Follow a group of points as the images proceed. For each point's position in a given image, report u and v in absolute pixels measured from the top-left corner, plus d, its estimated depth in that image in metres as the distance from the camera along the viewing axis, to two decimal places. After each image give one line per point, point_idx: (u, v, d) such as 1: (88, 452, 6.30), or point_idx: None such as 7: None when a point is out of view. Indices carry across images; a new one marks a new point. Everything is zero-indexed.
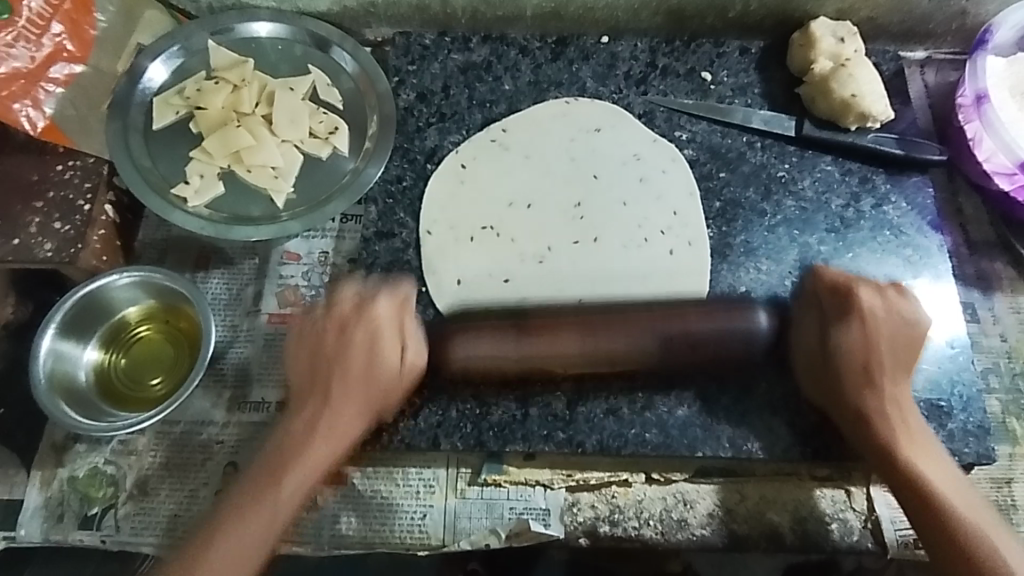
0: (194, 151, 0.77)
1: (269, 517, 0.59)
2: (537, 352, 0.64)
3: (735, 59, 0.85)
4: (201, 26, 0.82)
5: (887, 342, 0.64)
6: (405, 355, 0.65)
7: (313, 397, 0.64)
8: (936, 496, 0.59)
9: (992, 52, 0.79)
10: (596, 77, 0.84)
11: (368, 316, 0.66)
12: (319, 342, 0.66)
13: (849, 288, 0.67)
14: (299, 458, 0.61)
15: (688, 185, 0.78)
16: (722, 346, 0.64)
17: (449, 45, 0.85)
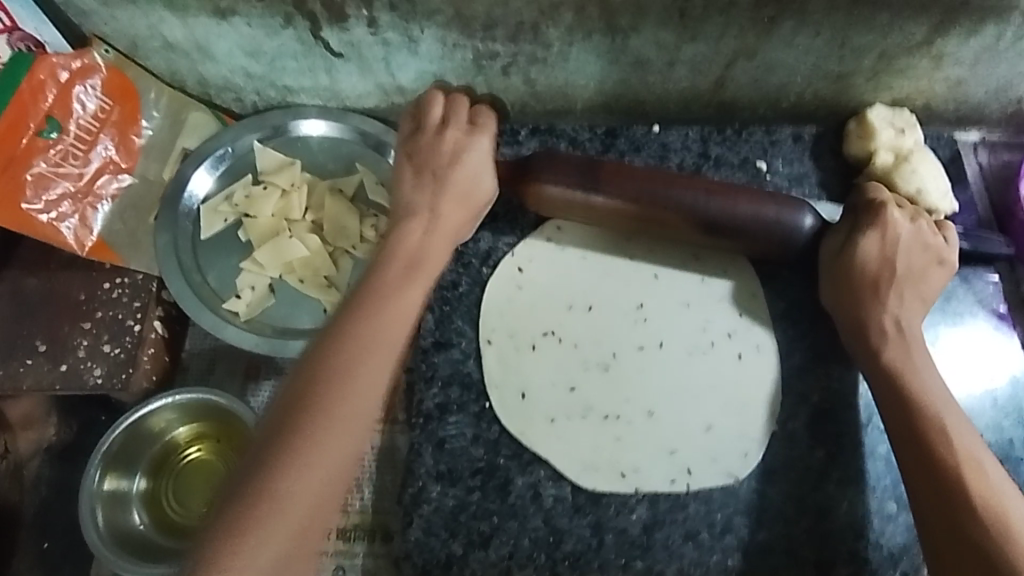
0: (245, 261, 0.75)
1: (372, 383, 0.57)
2: (604, 197, 0.67)
3: (788, 147, 0.83)
4: (247, 128, 0.80)
5: (922, 263, 0.67)
6: (485, 184, 0.70)
7: (424, 193, 0.68)
8: (935, 436, 0.59)
9: None
10: (649, 169, 0.82)
11: (469, 144, 0.69)
12: (417, 152, 0.69)
13: (883, 204, 0.67)
14: (388, 323, 0.61)
15: (751, 284, 0.74)
16: (769, 228, 0.67)
17: (496, 138, 0.83)
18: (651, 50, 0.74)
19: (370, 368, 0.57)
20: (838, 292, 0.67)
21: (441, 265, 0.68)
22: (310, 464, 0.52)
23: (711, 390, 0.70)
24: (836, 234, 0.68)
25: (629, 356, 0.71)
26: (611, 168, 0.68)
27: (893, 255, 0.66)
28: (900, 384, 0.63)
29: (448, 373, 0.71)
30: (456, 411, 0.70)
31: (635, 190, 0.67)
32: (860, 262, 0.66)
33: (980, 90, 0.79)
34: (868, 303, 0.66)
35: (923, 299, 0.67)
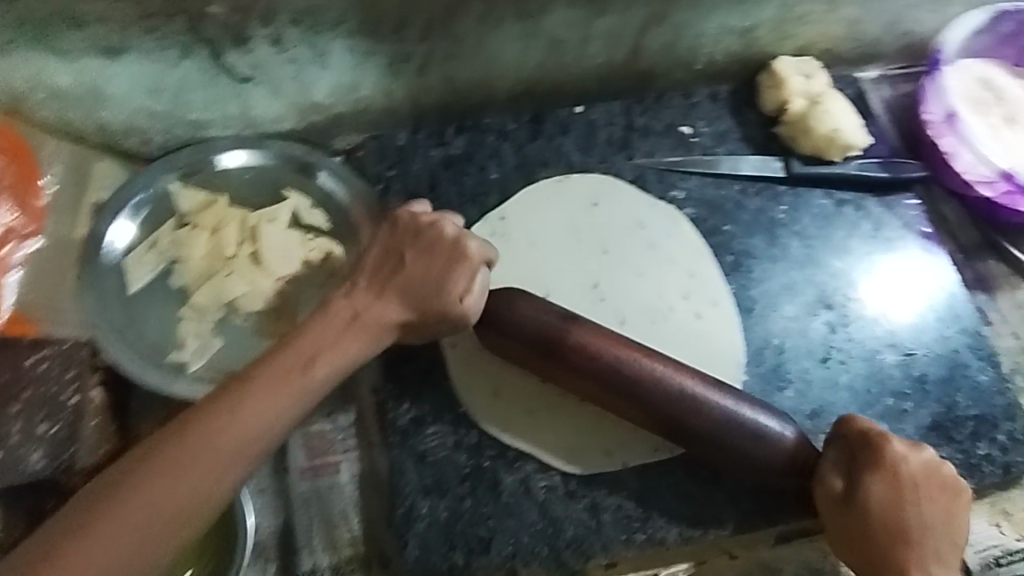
0: (184, 309, 0.71)
1: (277, 405, 0.55)
2: (556, 357, 0.63)
3: (708, 108, 0.85)
4: (160, 169, 0.75)
5: (912, 521, 0.58)
6: (468, 294, 0.63)
7: (373, 289, 0.62)
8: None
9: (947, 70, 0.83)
10: (580, 149, 0.83)
11: (459, 249, 0.64)
12: (382, 260, 0.64)
13: (882, 444, 0.60)
14: (340, 339, 0.59)
15: (697, 245, 0.77)
16: (753, 447, 0.60)
17: (424, 142, 0.82)
18: (564, 29, 0.75)
19: (280, 402, 0.55)
20: (848, 545, 0.59)
21: (422, 310, 0.62)
22: (126, 513, 0.49)
23: (676, 351, 0.72)
24: (832, 450, 0.62)
25: None
26: (579, 345, 0.63)
27: (908, 506, 0.58)
28: (896, 544, 0.57)
29: (418, 385, 0.70)
30: (433, 421, 0.68)
31: (617, 361, 0.62)
32: (864, 507, 0.58)
33: (873, 27, 0.84)
34: (858, 476, 0.59)
35: (949, 515, 0.59)
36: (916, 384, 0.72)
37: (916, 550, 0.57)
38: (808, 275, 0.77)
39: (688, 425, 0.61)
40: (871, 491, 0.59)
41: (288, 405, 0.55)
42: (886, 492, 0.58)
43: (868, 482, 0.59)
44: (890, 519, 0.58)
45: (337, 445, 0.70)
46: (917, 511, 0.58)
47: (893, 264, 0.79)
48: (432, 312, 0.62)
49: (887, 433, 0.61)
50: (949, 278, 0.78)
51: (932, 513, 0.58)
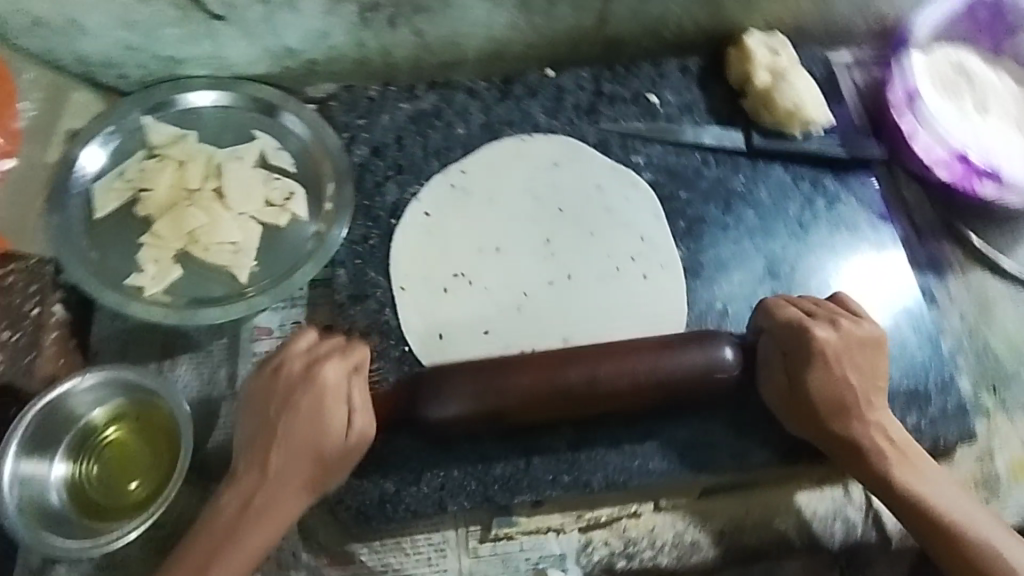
0: (146, 237, 0.74)
1: (247, 556, 0.59)
2: (500, 382, 0.62)
3: (677, 79, 0.87)
4: (135, 104, 0.78)
5: (859, 397, 0.65)
6: (349, 427, 0.62)
7: (255, 459, 0.61)
8: (870, 454, 0.64)
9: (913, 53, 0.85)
10: (547, 111, 0.85)
11: (314, 378, 0.63)
12: (267, 392, 0.63)
13: (804, 326, 0.65)
14: (249, 532, 0.59)
15: (652, 207, 0.79)
16: (694, 384, 0.63)
17: (395, 95, 0.84)
18: None
19: (255, 522, 0.59)
20: (803, 426, 0.66)
21: (319, 461, 0.61)
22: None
23: (620, 308, 0.74)
24: (766, 345, 0.67)
25: (541, 294, 0.74)
26: (502, 362, 0.63)
27: (837, 369, 0.65)
28: (865, 432, 0.64)
29: (366, 324, 0.72)
30: (377, 359, 0.70)
31: (530, 382, 0.62)
32: (802, 390, 0.65)
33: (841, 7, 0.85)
34: (793, 362, 0.65)
35: (870, 366, 0.66)
36: None
37: (863, 410, 0.65)
38: (760, 245, 0.79)
39: (603, 384, 0.62)
40: (805, 379, 0.65)
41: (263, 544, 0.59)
42: (824, 378, 0.64)
43: (789, 369, 0.65)
44: (831, 398, 0.64)
45: None
46: (848, 389, 0.65)
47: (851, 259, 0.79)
48: (330, 457, 0.61)
49: (804, 317, 0.66)
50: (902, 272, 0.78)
51: (857, 361, 0.65)
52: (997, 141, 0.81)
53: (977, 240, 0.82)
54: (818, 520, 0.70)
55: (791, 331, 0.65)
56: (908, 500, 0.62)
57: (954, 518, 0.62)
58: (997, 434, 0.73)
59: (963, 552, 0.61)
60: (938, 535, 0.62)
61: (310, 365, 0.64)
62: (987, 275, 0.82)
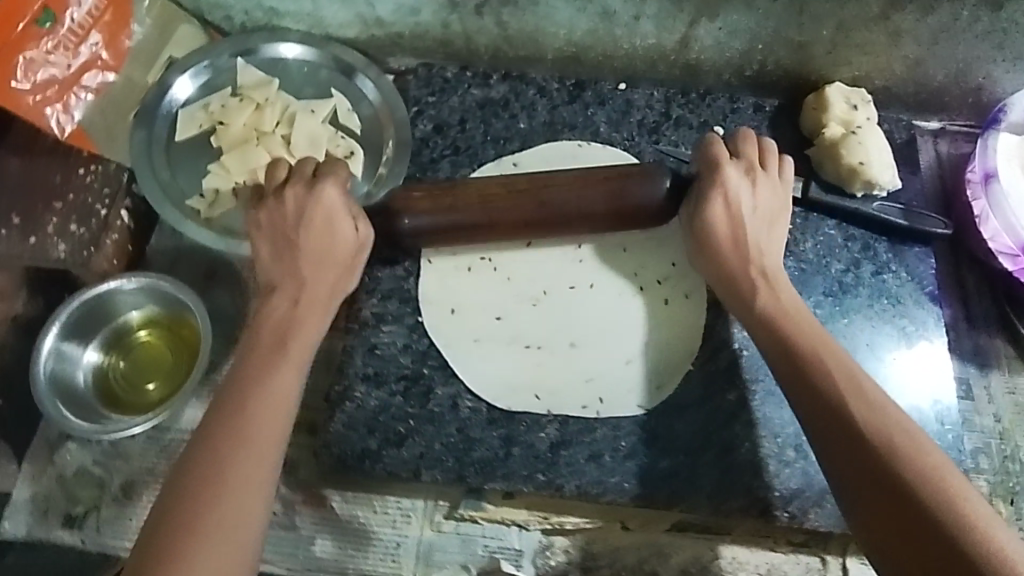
0: (213, 166, 0.79)
1: (254, 470, 0.55)
2: (471, 215, 0.69)
3: (748, 115, 0.86)
4: (232, 46, 0.84)
5: (761, 241, 0.68)
6: (358, 231, 0.67)
7: (280, 263, 0.66)
8: (812, 372, 0.60)
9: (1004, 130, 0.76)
10: (610, 123, 0.85)
11: (314, 198, 0.66)
12: (275, 216, 0.66)
13: (719, 163, 0.69)
14: (254, 407, 0.58)
15: None
16: (645, 204, 0.70)
17: (469, 80, 0.87)
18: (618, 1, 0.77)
19: (274, 394, 0.59)
20: (711, 265, 0.69)
21: (330, 259, 0.66)
22: (199, 565, 0.52)
23: (633, 328, 0.74)
24: (688, 206, 0.70)
25: (560, 295, 0.75)
26: (472, 186, 0.70)
27: (743, 220, 0.68)
28: (793, 343, 0.62)
29: (389, 288, 0.75)
30: (391, 323, 0.73)
31: (517, 210, 0.69)
32: (710, 228, 0.68)
33: (938, 73, 0.82)
34: (700, 205, 0.69)
35: (769, 224, 0.69)
36: None
37: (774, 285, 0.67)
38: None
39: (548, 206, 0.69)
40: (711, 211, 0.68)
41: (270, 449, 0.57)
42: (722, 211, 0.68)
43: (698, 208, 0.69)
44: (732, 234, 0.68)
45: None
46: (749, 236, 0.68)
47: (888, 332, 0.76)
48: (342, 258, 0.66)
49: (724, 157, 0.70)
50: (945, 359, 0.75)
51: (766, 201, 0.69)
52: None
53: None
54: None
55: (710, 173, 0.69)
56: (841, 418, 0.57)
57: (869, 417, 0.57)
58: None
59: (890, 488, 0.53)
60: (854, 452, 0.56)
61: (306, 198, 0.66)
62: None
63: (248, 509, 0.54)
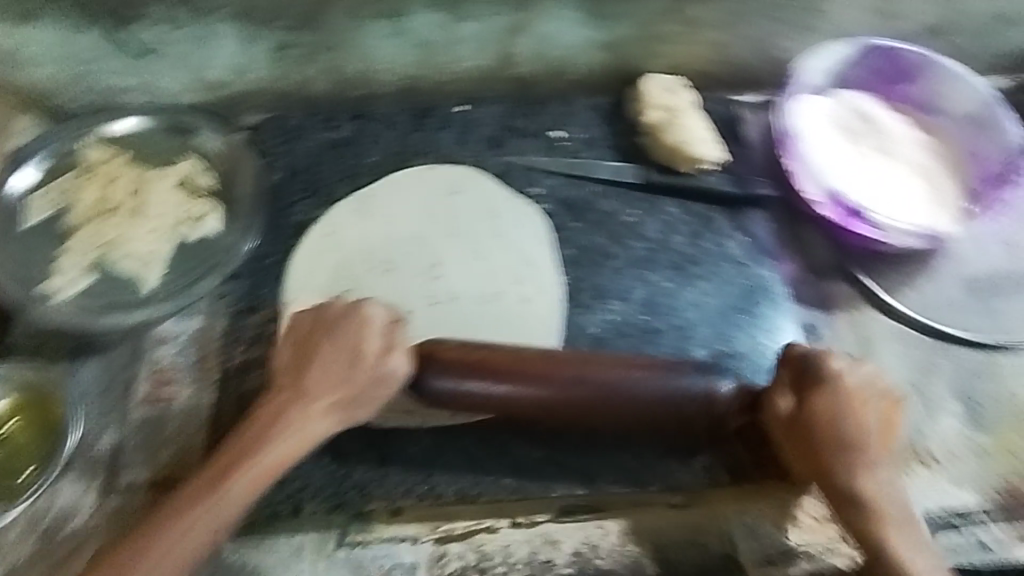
0: (65, 245, 0.80)
1: (273, 465, 0.65)
2: (537, 394, 0.68)
3: (584, 116, 0.91)
4: (73, 127, 0.86)
5: (869, 430, 0.68)
6: (392, 368, 0.69)
7: (298, 380, 0.70)
8: (875, 508, 0.65)
9: (800, 99, 0.87)
10: (456, 143, 0.89)
11: (355, 314, 0.72)
12: (300, 333, 0.72)
13: (822, 360, 0.70)
14: (356, 409, 0.69)
15: (542, 235, 0.83)
16: (679, 404, 0.68)
17: (317, 122, 0.89)
18: (433, 32, 0.82)
19: (203, 510, 0.63)
20: (804, 465, 0.69)
21: (353, 390, 0.69)
22: (205, 513, 0.62)
23: (493, 329, 0.76)
24: (824, 395, 0.68)
25: (421, 312, 0.78)
26: (534, 370, 0.69)
27: (856, 406, 0.68)
28: (858, 496, 0.65)
29: (255, 334, 0.77)
30: (260, 366, 0.75)
31: (592, 391, 0.68)
32: (827, 424, 0.67)
33: (741, 52, 0.89)
34: (835, 394, 0.69)
35: (885, 421, 0.69)
36: None
37: (873, 478, 0.66)
38: (640, 274, 0.81)
39: (643, 399, 0.68)
40: (781, 405, 0.70)
41: (276, 459, 0.65)
42: (840, 404, 0.68)
43: (819, 398, 0.69)
44: (840, 432, 0.67)
45: (177, 378, 0.76)
46: (848, 430, 0.67)
47: (733, 292, 0.81)
48: (364, 383, 0.70)
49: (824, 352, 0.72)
50: (789, 312, 0.80)
51: (859, 378, 0.70)
52: (869, 190, 0.84)
53: (870, 284, 0.83)
54: (676, 547, 0.71)
55: (830, 374, 0.69)
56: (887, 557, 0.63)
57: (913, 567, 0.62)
58: None
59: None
60: None
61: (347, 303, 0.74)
62: (877, 314, 0.82)
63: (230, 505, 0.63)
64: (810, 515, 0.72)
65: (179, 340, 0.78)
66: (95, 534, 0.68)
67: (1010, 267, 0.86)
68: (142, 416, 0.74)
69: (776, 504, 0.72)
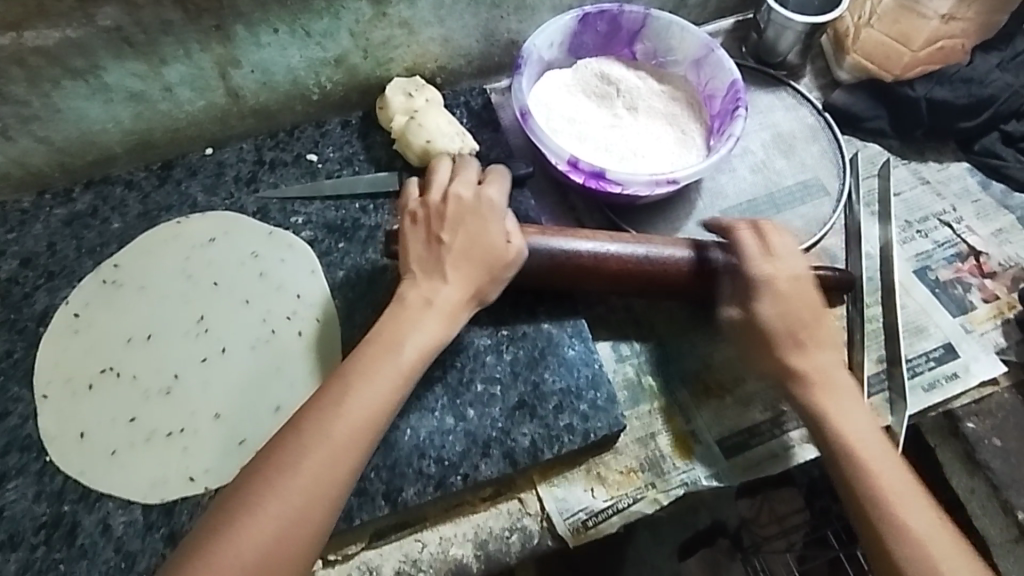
0: None
1: (354, 424, 0.62)
2: (599, 270, 0.75)
3: (337, 135, 0.90)
4: None
5: (817, 317, 0.72)
6: (512, 246, 0.71)
7: (420, 276, 0.70)
8: (814, 389, 0.70)
9: (527, 76, 0.88)
10: (206, 190, 0.85)
11: (482, 201, 0.73)
12: (434, 219, 0.72)
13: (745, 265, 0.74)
14: (427, 317, 0.68)
15: (309, 264, 0.80)
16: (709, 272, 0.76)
17: (50, 202, 0.83)
18: (134, 81, 0.77)
19: (306, 467, 0.59)
20: (764, 361, 0.73)
21: (488, 272, 0.71)
22: (284, 488, 0.58)
23: (271, 373, 0.74)
24: (755, 300, 0.73)
25: (193, 373, 0.74)
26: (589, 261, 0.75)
27: (783, 302, 0.72)
28: (806, 385, 0.71)
29: (5, 441, 0.70)
30: (15, 475, 0.68)
31: (617, 266, 0.75)
32: (760, 322, 0.72)
33: (472, 42, 0.91)
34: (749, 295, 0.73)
35: (812, 313, 0.72)
36: (504, 367, 0.76)
37: (821, 359, 0.71)
38: None
39: (670, 275, 0.76)
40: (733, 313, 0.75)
41: (385, 405, 0.64)
42: (766, 307, 0.72)
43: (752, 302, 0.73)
44: (787, 323, 0.71)
45: None
46: (806, 320, 0.72)
47: None
48: (497, 265, 0.71)
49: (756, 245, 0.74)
50: None
51: (791, 274, 0.73)
52: (616, 148, 0.87)
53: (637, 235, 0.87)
54: (496, 539, 0.71)
55: (748, 269, 0.74)
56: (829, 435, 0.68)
57: (859, 444, 0.67)
58: (657, 414, 0.78)
59: (863, 503, 0.65)
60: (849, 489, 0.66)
61: (456, 167, 0.77)
62: None
63: (343, 459, 0.61)
64: (615, 470, 0.74)
65: None
66: None
67: (761, 191, 0.92)
68: None
69: (586, 470, 0.74)
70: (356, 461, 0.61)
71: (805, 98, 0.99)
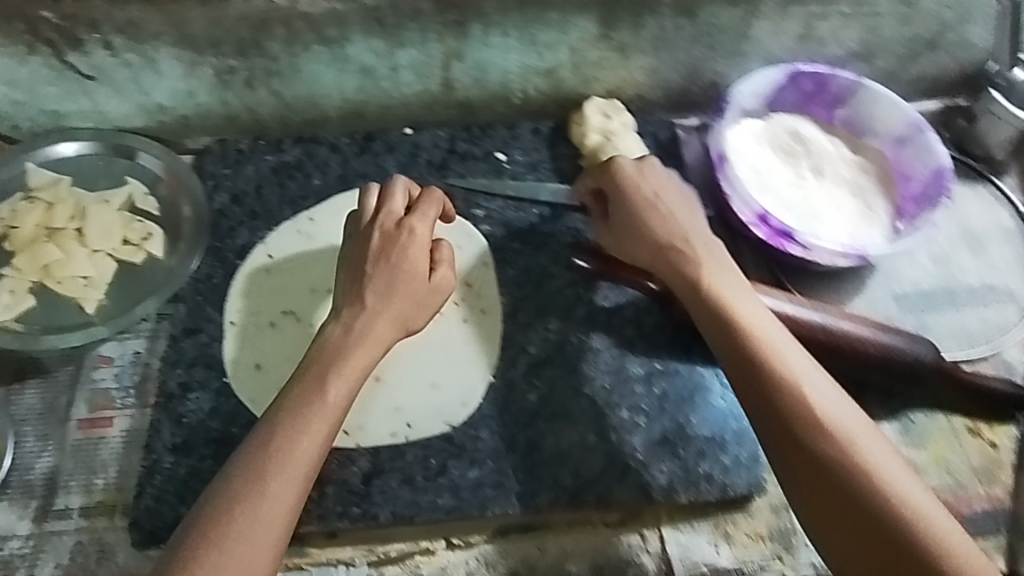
0: (6, 269, 0.80)
1: (294, 464, 0.60)
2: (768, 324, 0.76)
3: (528, 139, 0.92)
4: (21, 151, 0.87)
5: (719, 263, 0.73)
6: (439, 277, 0.73)
7: (352, 306, 0.69)
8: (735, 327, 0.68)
9: (727, 122, 0.89)
10: (400, 167, 0.89)
11: (408, 232, 0.72)
12: (363, 251, 0.71)
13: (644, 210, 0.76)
14: (352, 354, 0.66)
15: (483, 256, 0.83)
16: (891, 359, 0.76)
17: (263, 148, 0.89)
18: (371, 57, 0.83)
19: (254, 506, 0.58)
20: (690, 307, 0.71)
21: (415, 301, 0.71)
22: (233, 532, 0.57)
23: (432, 351, 0.77)
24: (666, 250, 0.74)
25: None
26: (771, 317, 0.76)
27: (684, 248, 0.73)
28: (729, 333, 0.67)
29: (194, 356, 0.77)
30: (198, 389, 0.75)
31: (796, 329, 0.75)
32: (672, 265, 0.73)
33: (675, 77, 0.92)
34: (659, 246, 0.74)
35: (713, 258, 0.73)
36: (653, 400, 0.76)
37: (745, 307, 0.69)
38: (579, 292, 0.82)
39: (845, 352, 0.76)
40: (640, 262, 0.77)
41: (320, 441, 0.61)
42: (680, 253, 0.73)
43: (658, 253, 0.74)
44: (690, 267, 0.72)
45: (116, 402, 0.76)
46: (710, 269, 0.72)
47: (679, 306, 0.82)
48: (426, 298, 0.72)
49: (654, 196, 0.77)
50: None
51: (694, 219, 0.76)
52: (803, 208, 0.86)
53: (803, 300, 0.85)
54: (613, 566, 0.70)
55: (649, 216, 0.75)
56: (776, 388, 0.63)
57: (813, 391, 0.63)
58: None
59: (875, 518, 0.57)
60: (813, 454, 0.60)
61: (385, 194, 0.75)
62: None
63: (289, 492, 0.59)
64: (743, 531, 0.73)
65: (118, 363, 0.78)
66: (30, 559, 0.68)
67: (940, 284, 0.88)
68: (76, 439, 0.74)
69: (715, 525, 0.73)
70: (298, 497, 0.60)
71: (1004, 198, 0.94)
